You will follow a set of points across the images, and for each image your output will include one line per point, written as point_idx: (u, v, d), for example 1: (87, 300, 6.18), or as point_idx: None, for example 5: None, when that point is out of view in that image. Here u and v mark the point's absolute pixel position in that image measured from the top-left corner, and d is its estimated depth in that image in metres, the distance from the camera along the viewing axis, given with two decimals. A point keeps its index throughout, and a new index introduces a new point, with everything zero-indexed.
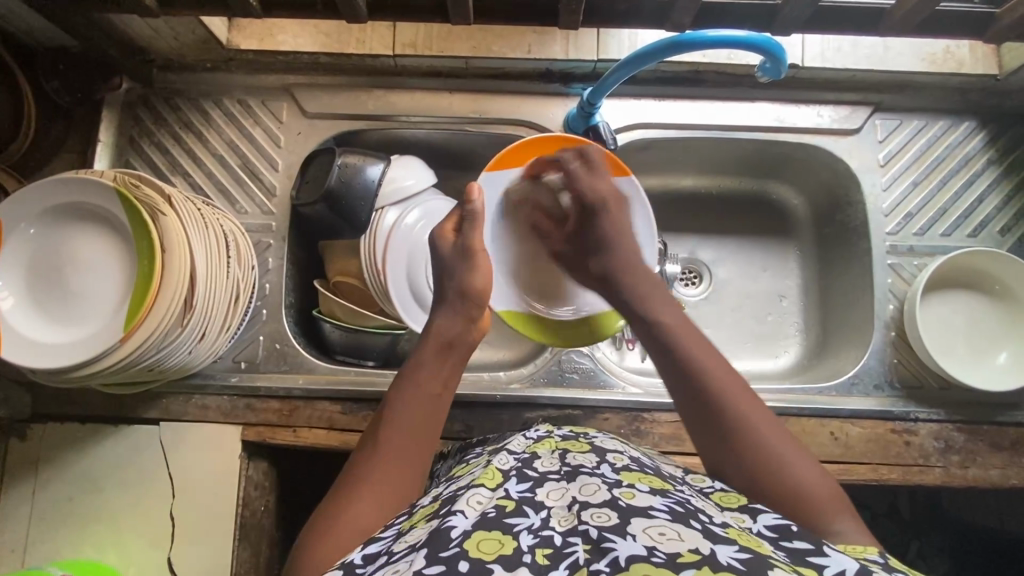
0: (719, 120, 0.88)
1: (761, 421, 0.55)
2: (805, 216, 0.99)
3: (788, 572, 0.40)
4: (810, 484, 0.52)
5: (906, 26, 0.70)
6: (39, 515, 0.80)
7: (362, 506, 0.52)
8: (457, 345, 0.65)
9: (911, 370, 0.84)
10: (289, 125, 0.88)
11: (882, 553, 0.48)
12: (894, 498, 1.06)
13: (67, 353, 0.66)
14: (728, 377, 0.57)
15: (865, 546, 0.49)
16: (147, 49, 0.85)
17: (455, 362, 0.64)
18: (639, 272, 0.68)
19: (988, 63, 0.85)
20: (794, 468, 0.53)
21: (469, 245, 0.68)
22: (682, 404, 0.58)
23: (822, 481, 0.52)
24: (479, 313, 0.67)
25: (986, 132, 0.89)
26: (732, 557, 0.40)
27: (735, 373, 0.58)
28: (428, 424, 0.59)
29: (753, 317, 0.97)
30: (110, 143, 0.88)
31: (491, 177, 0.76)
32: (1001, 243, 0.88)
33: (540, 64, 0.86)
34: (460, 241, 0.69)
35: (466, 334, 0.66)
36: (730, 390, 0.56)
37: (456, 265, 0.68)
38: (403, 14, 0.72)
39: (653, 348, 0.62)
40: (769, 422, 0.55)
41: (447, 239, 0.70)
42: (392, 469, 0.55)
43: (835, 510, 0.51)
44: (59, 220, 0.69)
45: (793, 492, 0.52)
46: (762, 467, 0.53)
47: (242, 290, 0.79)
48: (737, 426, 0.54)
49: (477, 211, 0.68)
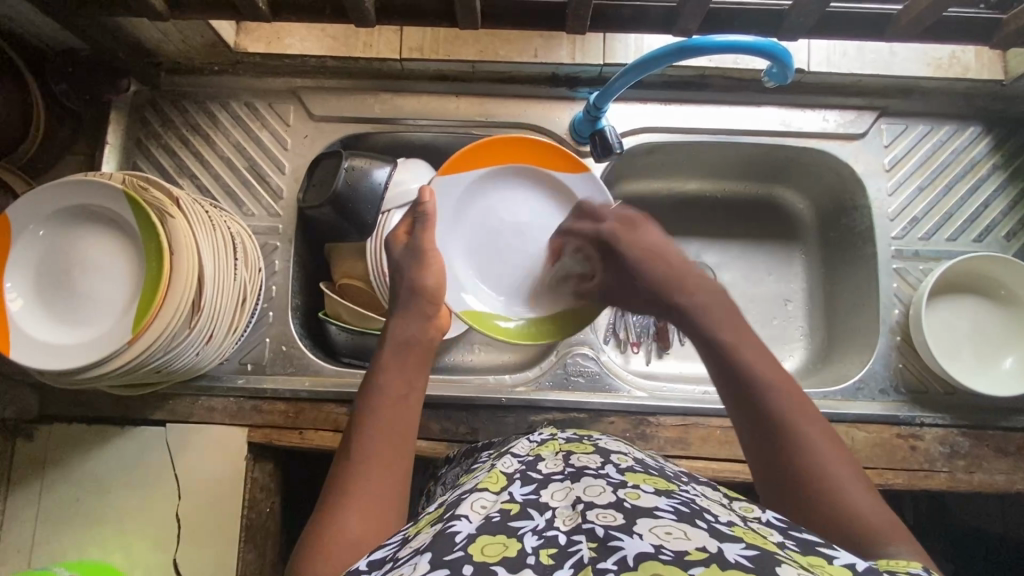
0: (724, 124, 0.88)
1: (820, 442, 0.54)
2: (810, 220, 0.99)
3: (796, 566, 0.40)
4: (867, 509, 0.50)
5: (912, 32, 0.70)
6: (45, 516, 0.80)
7: (354, 509, 0.52)
8: (415, 343, 0.67)
9: (916, 374, 0.84)
10: (296, 128, 0.89)
11: (926, 568, 0.45)
12: (898, 502, 1.06)
13: (77, 354, 0.66)
14: (789, 396, 0.56)
15: (909, 560, 0.46)
16: (155, 52, 0.85)
17: (415, 359, 0.66)
18: (696, 290, 0.67)
19: (994, 69, 0.85)
20: (851, 491, 0.51)
21: (420, 245, 0.73)
22: (742, 426, 0.56)
23: (878, 508, 0.50)
24: (433, 311, 0.71)
25: (992, 137, 0.89)
26: (739, 555, 0.40)
27: (799, 389, 0.57)
28: (401, 423, 0.60)
29: (758, 321, 0.97)
30: (118, 145, 0.88)
31: (443, 181, 0.81)
32: (1006, 248, 0.88)
33: (546, 68, 0.87)
34: (411, 242, 0.74)
35: (424, 332, 0.69)
36: (789, 406, 0.55)
37: (407, 263, 0.73)
38: (410, 18, 0.72)
39: (711, 365, 0.60)
40: (827, 442, 0.54)
41: (398, 242, 0.75)
42: (374, 477, 0.55)
43: (894, 536, 0.49)
44: (69, 222, 0.70)
45: (850, 516, 0.50)
46: (819, 490, 0.51)
47: (249, 292, 0.79)
48: (795, 443, 0.53)
49: (427, 212, 0.74)
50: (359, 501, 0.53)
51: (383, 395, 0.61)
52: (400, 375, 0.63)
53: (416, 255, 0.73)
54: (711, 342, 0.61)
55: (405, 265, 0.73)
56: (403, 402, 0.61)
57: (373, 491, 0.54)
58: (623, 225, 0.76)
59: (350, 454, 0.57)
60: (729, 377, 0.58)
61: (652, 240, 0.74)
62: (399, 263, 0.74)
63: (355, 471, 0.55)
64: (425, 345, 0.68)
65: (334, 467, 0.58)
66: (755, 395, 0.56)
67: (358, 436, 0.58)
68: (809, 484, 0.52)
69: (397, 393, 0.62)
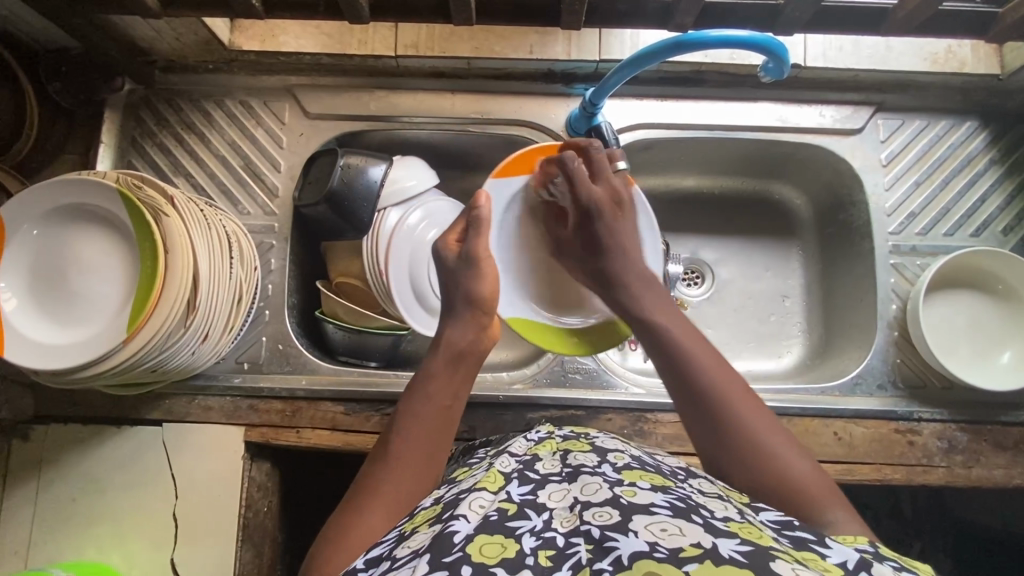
0: (721, 120, 0.88)
1: (749, 407, 0.56)
2: (808, 216, 0.99)
3: (790, 561, 0.40)
4: (791, 471, 0.53)
5: (909, 26, 0.70)
6: (42, 517, 0.80)
7: (370, 518, 0.52)
8: (468, 355, 0.64)
9: (914, 369, 0.84)
10: (291, 126, 0.88)
11: (873, 542, 0.48)
12: (896, 499, 1.06)
13: (72, 354, 0.66)
14: (717, 369, 0.58)
15: (856, 534, 0.49)
16: (149, 50, 0.85)
17: (465, 373, 0.63)
18: (641, 275, 0.69)
19: (991, 62, 0.85)
20: (781, 457, 0.54)
21: (472, 253, 0.68)
22: (668, 384, 0.59)
23: (811, 473, 0.53)
24: (488, 320, 0.67)
25: (989, 131, 0.89)
26: (733, 550, 0.40)
27: (724, 364, 0.59)
28: (441, 430, 0.59)
29: (756, 318, 0.97)
30: (112, 145, 0.88)
31: (496, 184, 0.77)
32: (1003, 242, 0.88)
33: (542, 64, 0.86)
34: (462, 250, 0.68)
35: (477, 343, 0.65)
36: (710, 372, 0.58)
37: (461, 272, 0.68)
38: (404, 14, 0.72)
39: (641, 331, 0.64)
40: (753, 408, 0.56)
41: (450, 251, 0.69)
42: (400, 478, 0.55)
43: (825, 502, 0.52)
44: (61, 222, 0.70)
45: (778, 480, 0.53)
46: (750, 457, 0.54)
47: (245, 291, 0.79)
48: (722, 409, 0.56)
49: (481, 218, 0.68)
50: (383, 505, 0.53)
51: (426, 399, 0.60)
52: (448, 386, 0.61)
53: (469, 265, 0.68)
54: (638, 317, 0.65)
55: (462, 272, 0.68)
56: (446, 411, 0.61)
57: (395, 498, 0.54)
58: (611, 203, 0.72)
59: (381, 455, 0.57)
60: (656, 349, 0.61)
61: (629, 230, 0.72)
62: (453, 273, 0.68)
63: (387, 470, 0.56)
64: (474, 358, 0.65)
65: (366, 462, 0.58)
66: (684, 366, 0.58)
67: (394, 439, 0.58)
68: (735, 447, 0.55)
69: (441, 404, 0.60)
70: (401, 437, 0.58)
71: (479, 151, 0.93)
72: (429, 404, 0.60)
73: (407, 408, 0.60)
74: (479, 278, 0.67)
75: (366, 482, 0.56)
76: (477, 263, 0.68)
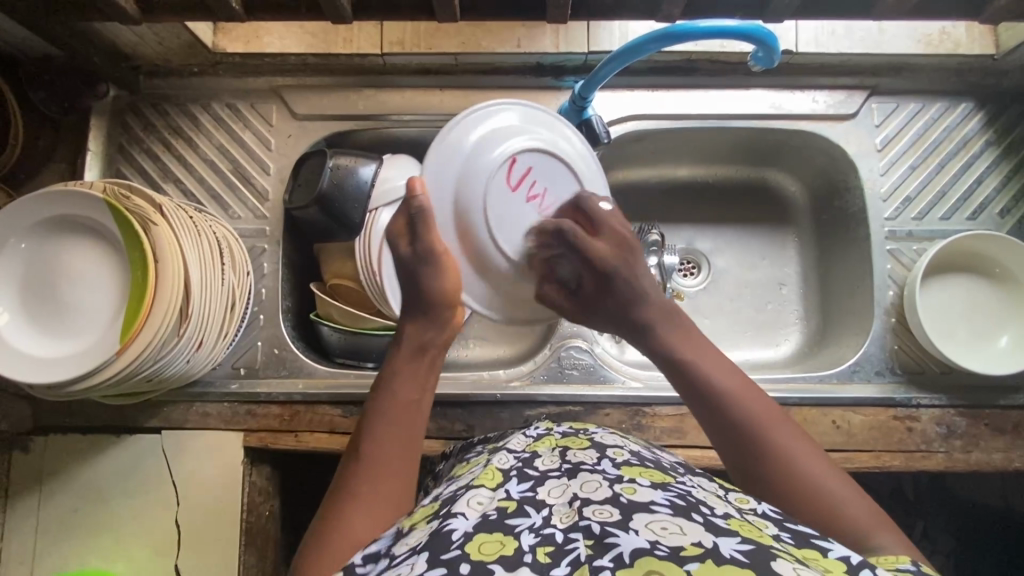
0: (713, 109, 0.87)
1: (808, 457, 0.55)
2: (804, 202, 0.99)
3: (791, 561, 0.40)
4: (864, 516, 0.52)
5: (900, 10, 0.69)
6: (45, 527, 0.81)
7: (360, 517, 0.54)
8: (431, 348, 0.65)
9: (910, 354, 0.84)
10: (279, 128, 0.88)
11: (915, 561, 0.49)
12: (898, 481, 1.06)
13: (65, 366, 0.65)
14: (763, 412, 0.58)
15: (898, 554, 0.50)
16: (133, 55, 0.83)
17: (428, 364, 0.64)
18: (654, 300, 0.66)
19: (985, 43, 0.84)
20: (846, 503, 0.53)
21: (427, 249, 0.64)
22: (721, 441, 0.58)
23: (875, 516, 0.53)
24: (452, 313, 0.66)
25: (985, 112, 0.88)
26: (734, 550, 0.41)
27: (772, 408, 0.58)
28: (411, 425, 0.60)
29: (753, 306, 0.97)
30: (100, 152, 0.87)
31: (439, 146, 0.68)
32: (1000, 225, 0.87)
33: (530, 58, 0.85)
34: (415, 246, 0.64)
35: (442, 331, 0.65)
36: (768, 421, 0.57)
37: (421, 268, 0.64)
38: (389, 13, 0.71)
39: (676, 380, 0.63)
40: (816, 457, 0.55)
41: (404, 243, 0.65)
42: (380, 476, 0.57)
43: (895, 543, 0.51)
44: (49, 235, 0.69)
45: (849, 526, 0.52)
46: (812, 501, 0.53)
47: (238, 297, 0.79)
48: (783, 456, 0.55)
49: (424, 206, 0.63)
50: (367, 502, 0.55)
51: (392, 398, 0.61)
52: (409, 382, 0.62)
53: (427, 261, 0.64)
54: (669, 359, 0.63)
55: (422, 266, 0.64)
56: (415, 403, 0.62)
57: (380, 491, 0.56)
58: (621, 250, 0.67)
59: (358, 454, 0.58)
60: (697, 396, 0.60)
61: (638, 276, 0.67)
62: (411, 269, 0.65)
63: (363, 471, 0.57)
64: (439, 347, 0.65)
65: (342, 463, 0.59)
66: (732, 417, 0.58)
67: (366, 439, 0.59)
68: (784, 484, 0.54)
69: (409, 398, 0.61)
70: (372, 432, 0.59)
71: None
72: (395, 400, 0.61)
73: (374, 408, 0.61)
74: (439, 274, 0.65)
75: (341, 488, 0.56)
76: (436, 258, 0.64)
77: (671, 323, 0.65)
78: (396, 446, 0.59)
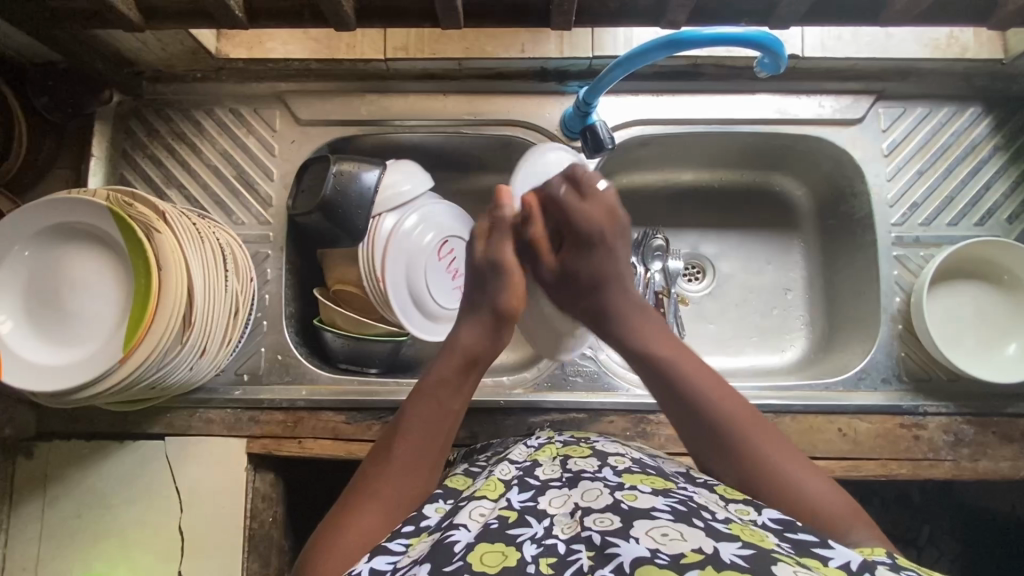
0: (718, 114, 0.86)
1: (774, 447, 0.58)
2: (809, 207, 0.98)
3: (792, 565, 0.40)
4: (826, 499, 0.55)
5: (908, 16, 0.68)
6: (48, 533, 0.81)
7: (367, 518, 0.54)
8: (480, 360, 0.65)
9: (917, 361, 0.83)
10: (282, 133, 0.87)
11: (889, 553, 0.48)
12: (904, 486, 1.06)
13: (69, 375, 0.65)
14: (732, 403, 0.60)
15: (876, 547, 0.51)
16: (136, 61, 0.83)
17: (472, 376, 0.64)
18: (629, 298, 0.67)
19: (994, 47, 0.83)
20: (809, 488, 0.56)
21: (498, 260, 0.66)
22: (687, 432, 0.61)
23: (836, 497, 0.55)
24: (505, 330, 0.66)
25: (992, 117, 0.87)
26: (734, 555, 0.40)
27: (739, 400, 0.61)
28: (439, 433, 0.61)
29: (758, 311, 0.96)
30: (103, 158, 0.87)
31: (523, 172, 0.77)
32: (1008, 231, 0.86)
33: (534, 63, 0.85)
34: (489, 253, 0.67)
35: (491, 347, 0.65)
36: (732, 414, 0.59)
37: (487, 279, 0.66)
38: (392, 19, 0.70)
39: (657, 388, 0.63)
40: (780, 446, 0.58)
41: (480, 245, 0.68)
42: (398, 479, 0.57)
43: (853, 523, 0.54)
44: (54, 242, 0.69)
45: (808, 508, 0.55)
46: (775, 485, 0.56)
47: (241, 303, 0.78)
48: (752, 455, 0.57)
49: (504, 218, 0.68)
50: (380, 504, 0.55)
51: (433, 403, 0.62)
52: (450, 390, 0.62)
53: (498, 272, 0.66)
54: (639, 355, 0.64)
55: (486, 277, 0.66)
56: (453, 413, 0.62)
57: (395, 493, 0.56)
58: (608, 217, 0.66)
59: (384, 454, 0.59)
60: (672, 393, 0.61)
61: (622, 251, 0.67)
62: (481, 274, 0.66)
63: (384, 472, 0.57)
64: (484, 361, 0.65)
65: (368, 461, 0.60)
66: (699, 411, 0.60)
67: (397, 444, 0.59)
68: (768, 487, 0.56)
69: (448, 408, 0.62)
70: (404, 432, 0.60)
71: (474, 152, 0.92)
72: (436, 408, 0.61)
73: (412, 411, 0.61)
74: (507, 287, 0.65)
75: (364, 481, 0.57)
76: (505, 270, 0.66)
77: (633, 311, 0.66)
78: (424, 455, 0.59)
